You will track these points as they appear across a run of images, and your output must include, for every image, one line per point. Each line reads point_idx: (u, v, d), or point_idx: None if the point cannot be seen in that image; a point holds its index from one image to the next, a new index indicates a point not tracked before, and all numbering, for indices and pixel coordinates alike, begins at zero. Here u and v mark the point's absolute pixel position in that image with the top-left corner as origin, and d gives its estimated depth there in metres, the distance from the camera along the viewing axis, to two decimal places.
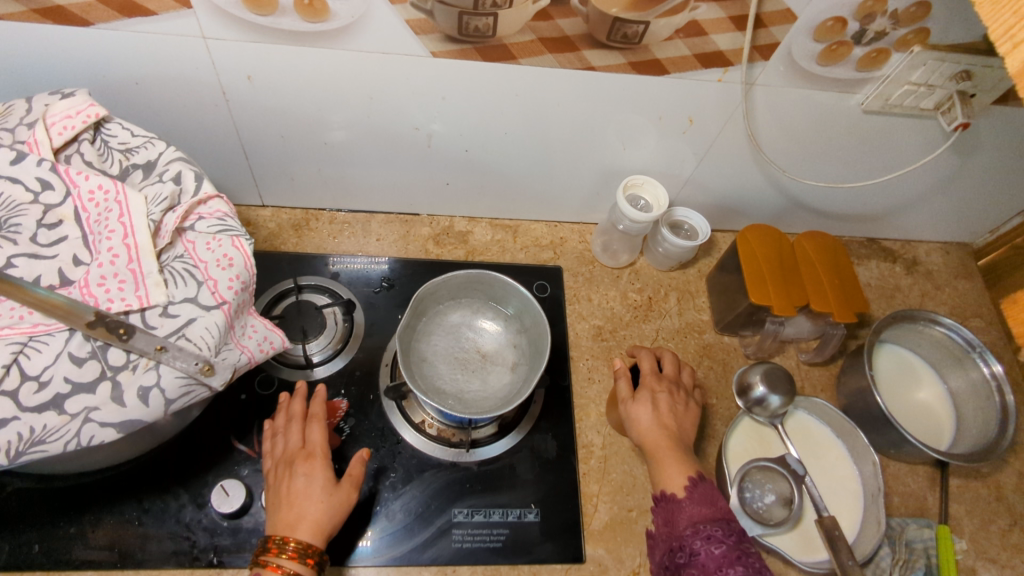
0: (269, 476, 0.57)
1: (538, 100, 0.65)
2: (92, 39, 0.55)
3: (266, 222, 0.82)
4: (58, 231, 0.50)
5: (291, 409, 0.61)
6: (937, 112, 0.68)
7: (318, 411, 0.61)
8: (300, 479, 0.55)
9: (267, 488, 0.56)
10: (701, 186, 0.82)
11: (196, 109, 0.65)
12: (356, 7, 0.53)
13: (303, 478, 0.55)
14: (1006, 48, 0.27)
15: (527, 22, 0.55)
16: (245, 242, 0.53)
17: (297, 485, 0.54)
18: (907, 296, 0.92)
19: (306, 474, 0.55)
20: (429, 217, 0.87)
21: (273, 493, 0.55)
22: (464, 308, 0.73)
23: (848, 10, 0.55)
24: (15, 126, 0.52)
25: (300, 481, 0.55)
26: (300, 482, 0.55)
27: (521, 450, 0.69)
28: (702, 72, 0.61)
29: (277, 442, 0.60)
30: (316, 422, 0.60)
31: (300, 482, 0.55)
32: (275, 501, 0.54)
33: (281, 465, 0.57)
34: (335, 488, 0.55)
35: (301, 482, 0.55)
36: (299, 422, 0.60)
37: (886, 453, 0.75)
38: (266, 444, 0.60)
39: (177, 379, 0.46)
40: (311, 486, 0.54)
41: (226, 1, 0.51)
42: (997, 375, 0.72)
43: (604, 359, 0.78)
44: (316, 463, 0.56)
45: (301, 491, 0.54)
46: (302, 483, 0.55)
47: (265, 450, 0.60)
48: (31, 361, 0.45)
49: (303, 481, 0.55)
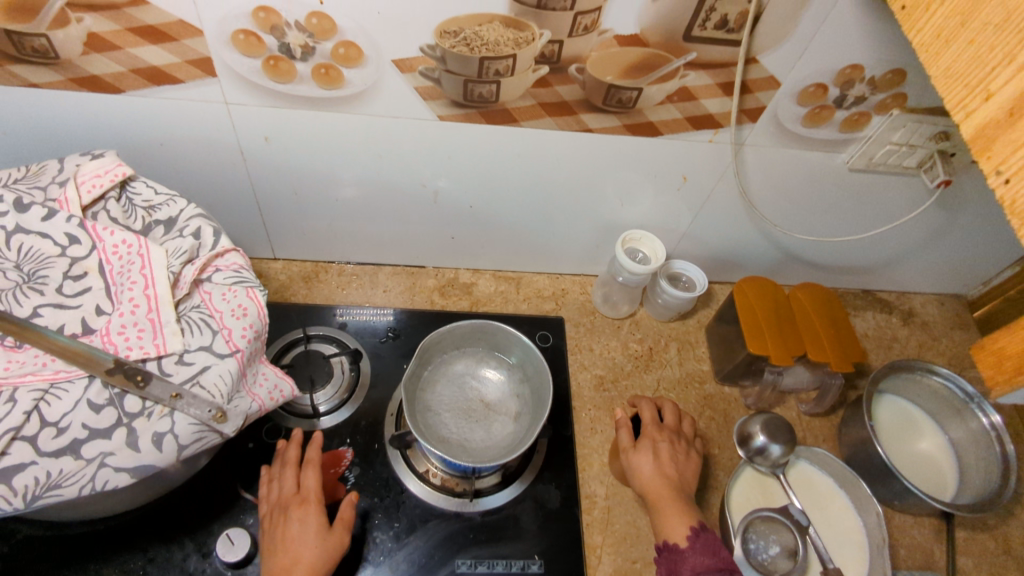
0: (264, 522, 0.59)
1: (539, 159, 0.68)
2: (124, 105, 0.59)
3: (277, 274, 0.85)
4: (83, 283, 0.52)
5: (286, 456, 0.63)
6: (920, 170, 0.71)
7: (314, 456, 0.62)
8: (294, 525, 0.56)
9: (262, 534, 0.57)
10: (697, 240, 0.85)
11: (216, 167, 0.68)
12: (369, 77, 0.56)
13: (297, 523, 0.56)
14: (961, 117, 0.29)
15: (528, 89, 0.59)
16: (259, 293, 0.55)
17: (291, 531, 0.56)
18: (904, 346, 0.93)
19: (299, 520, 0.56)
20: (434, 269, 0.90)
21: (268, 539, 0.56)
22: (468, 357, 0.75)
23: (828, 77, 0.59)
24: (47, 185, 0.55)
25: (294, 526, 0.56)
26: (294, 527, 0.56)
27: (524, 500, 0.69)
28: (693, 134, 0.65)
29: (272, 488, 0.61)
30: (311, 468, 0.61)
31: (295, 528, 0.56)
32: (270, 546, 0.56)
33: (276, 511, 0.58)
34: (328, 533, 0.56)
35: (295, 527, 0.56)
36: (293, 468, 0.62)
37: (890, 504, 0.75)
38: (263, 489, 0.62)
39: (191, 426, 0.48)
40: (305, 532, 0.56)
41: (248, 72, 0.55)
42: (996, 426, 0.73)
43: (606, 409, 0.79)
44: (310, 508, 0.57)
45: (295, 536, 0.55)
46: (296, 528, 0.56)
47: (261, 495, 0.61)
48: (51, 407, 0.46)
49: (297, 527, 0.56)
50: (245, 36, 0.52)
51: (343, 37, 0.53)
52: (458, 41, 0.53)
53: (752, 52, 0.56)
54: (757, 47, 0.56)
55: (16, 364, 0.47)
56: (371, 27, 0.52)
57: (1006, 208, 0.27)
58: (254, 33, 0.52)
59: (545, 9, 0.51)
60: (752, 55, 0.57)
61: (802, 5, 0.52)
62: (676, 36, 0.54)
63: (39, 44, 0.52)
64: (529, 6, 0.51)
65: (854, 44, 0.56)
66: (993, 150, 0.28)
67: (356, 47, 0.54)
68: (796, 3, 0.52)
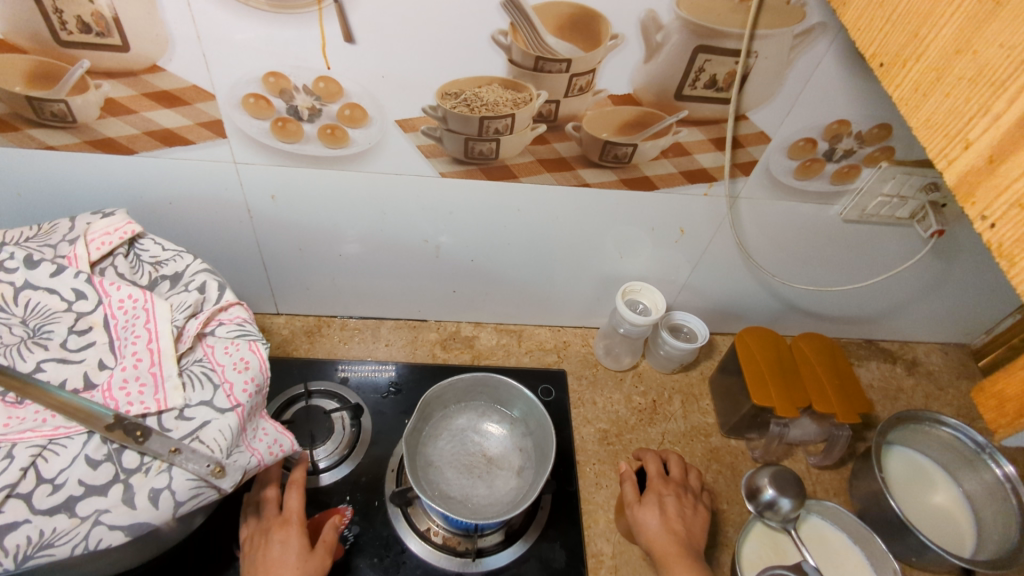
0: (246, 545, 0.59)
1: (538, 212, 0.70)
2: (137, 164, 0.61)
3: (280, 329, 0.86)
4: (87, 337, 0.52)
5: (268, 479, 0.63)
6: (913, 221, 0.73)
7: (298, 476, 0.62)
8: (276, 547, 0.57)
9: (244, 556, 0.58)
10: (697, 291, 0.85)
11: (223, 225, 0.70)
12: (373, 136, 0.59)
13: (279, 545, 0.57)
14: (944, 165, 0.30)
15: (527, 146, 0.61)
16: (262, 346, 0.56)
17: (273, 553, 0.56)
18: (910, 397, 0.92)
19: (281, 541, 0.57)
20: (436, 323, 0.90)
21: (249, 561, 0.57)
22: (470, 411, 0.74)
23: (816, 132, 0.61)
24: (58, 243, 0.56)
25: (276, 549, 0.57)
26: (275, 549, 0.57)
27: (528, 560, 0.67)
28: (689, 187, 0.67)
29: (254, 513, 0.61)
30: (295, 488, 0.61)
31: (276, 550, 0.57)
32: (251, 568, 0.56)
33: (258, 534, 0.59)
34: (310, 554, 0.57)
35: (277, 549, 0.57)
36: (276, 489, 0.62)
37: (908, 561, 0.72)
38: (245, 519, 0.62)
39: (188, 481, 0.47)
40: (286, 553, 0.56)
41: (257, 133, 0.57)
42: (1010, 476, 0.72)
43: (610, 464, 0.78)
44: (291, 530, 0.58)
45: (276, 558, 0.56)
46: (278, 550, 0.56)
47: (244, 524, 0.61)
48: (48, 464, 0.46)
49: (278, 549, 0.57)
50: (255, 100, 0.55)
51: (349, 100, 0.55)
52: (459, 102, 0.55)
53: (742, 109, 0.58)
54: (746, 104, 0.58)
55: (15, 420, 0.47)
56: (375, 90, 0.54)
57: (994, 251, 0.28)
58: (263, 97, 0.55)
59: (542, 71, 0.54)
60: (741, 112, 0.59)
61: (787, 65, 0.55)
62: (668, 94, 0.56)
63: (58, 109, 0.54)
64: (527, 68, 0.53)
65: (839, 101, 0.58)
66: (976, 195, 0.28)
67: (361, 108, 0.56)
68: (781, 63, 0.55)
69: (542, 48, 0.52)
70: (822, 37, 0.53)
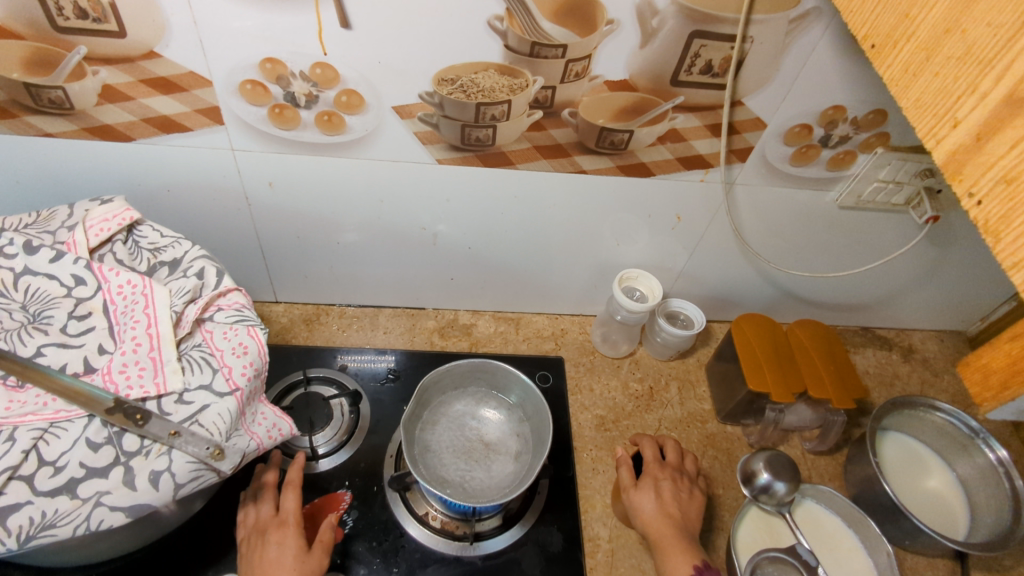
0: (241, 546, 0.59)
1: (534, 201, 0.70)
2: (136, 153, 0.61)
3: (279, 317, 0.86)
4: (87, 322, 0.53)
5: (263, 480, 0.64)
6: (909, 207, 0.73)
7: (293, 477, 0.62)
8: (272, 548, 0.57)
9: (241, 558, 0.58)
10: (694, 279, 0.86)
11: (222, 213, 0.70)
12: (369, 122, 0.59)
13: (275, 546, 0.57)
14: (932, 144, 0.31)
15: (523, 133, 0.61)
16: (260, 332, 0.56)
17: (269, 554, 0.56)
18: (906, 383, 0.93)
19: (278, 542, 0.57)
20: (434, 310, 0.91)
21: (247, 563, 0.57)
22: (468, 397, 0.75)
23: (812, 118, 0.61)
24: (56, 229, 0.56)
25: (272, 550, 0.56)
26: (272, 550, 0.56)
27: (526, 543, 0.68)
28: (685, 173, 0.67)
29: (250, 511, 0.61)
30: (291, 488, 0.61)
31: (272, 551, 0.56)
32: (247, 570, 0.56)
33: (255, 535, 0.59)
34: (307, 555, 0.56)
35: (274, 550, 0.56)
36: (271, 492, 0.62)
37: (902, 545, 0.73)
38: (241, 513, 0.62)
39: (188, 464, 0.48)
40: (283, 554, 0.56)
41: (252, 117, 0.57)
42: (1002, 461, 0.72)
43: (607, 450, 0.79)
44: (287, 531, 0.58)
45: (273, 559, 0.56)
46: (274, 552, 0.56)
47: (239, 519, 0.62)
48: (49, 447, 0.47)
49: (275, 550, 0.56)
50: (252, 87, 0.55)
51: (346, 87, 0.55)
52: (455, 88, 0.56)
53: (737, 96, 0.59)
54: (743, 90, 0.58)
55: (16, 404, 0.48)
56: (372, 77, 0.54)
57: (980, 228, 0.28)
58: (261, 84, 0.55)
59: (537, 57, 0.54)
60: (737, 98, 0.59)
61: (783, 50, 0.55)
62: (665, 81, 0.57)
63: (56, 96, 0.54)
64: (523, 54, 0.53)
65: (835, 86, 0.58)
66: (964, 173, 0.29)
67: (358, 95, 0.56)
68: (776, 48, 0.55)
69: (539, 35, 0.52)
70: (818, 22, 0.53)
